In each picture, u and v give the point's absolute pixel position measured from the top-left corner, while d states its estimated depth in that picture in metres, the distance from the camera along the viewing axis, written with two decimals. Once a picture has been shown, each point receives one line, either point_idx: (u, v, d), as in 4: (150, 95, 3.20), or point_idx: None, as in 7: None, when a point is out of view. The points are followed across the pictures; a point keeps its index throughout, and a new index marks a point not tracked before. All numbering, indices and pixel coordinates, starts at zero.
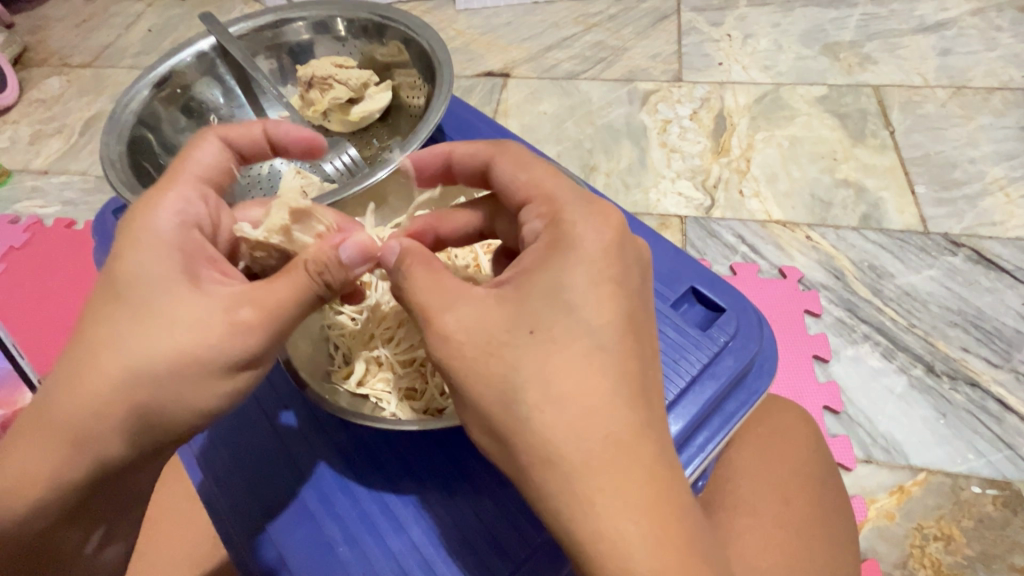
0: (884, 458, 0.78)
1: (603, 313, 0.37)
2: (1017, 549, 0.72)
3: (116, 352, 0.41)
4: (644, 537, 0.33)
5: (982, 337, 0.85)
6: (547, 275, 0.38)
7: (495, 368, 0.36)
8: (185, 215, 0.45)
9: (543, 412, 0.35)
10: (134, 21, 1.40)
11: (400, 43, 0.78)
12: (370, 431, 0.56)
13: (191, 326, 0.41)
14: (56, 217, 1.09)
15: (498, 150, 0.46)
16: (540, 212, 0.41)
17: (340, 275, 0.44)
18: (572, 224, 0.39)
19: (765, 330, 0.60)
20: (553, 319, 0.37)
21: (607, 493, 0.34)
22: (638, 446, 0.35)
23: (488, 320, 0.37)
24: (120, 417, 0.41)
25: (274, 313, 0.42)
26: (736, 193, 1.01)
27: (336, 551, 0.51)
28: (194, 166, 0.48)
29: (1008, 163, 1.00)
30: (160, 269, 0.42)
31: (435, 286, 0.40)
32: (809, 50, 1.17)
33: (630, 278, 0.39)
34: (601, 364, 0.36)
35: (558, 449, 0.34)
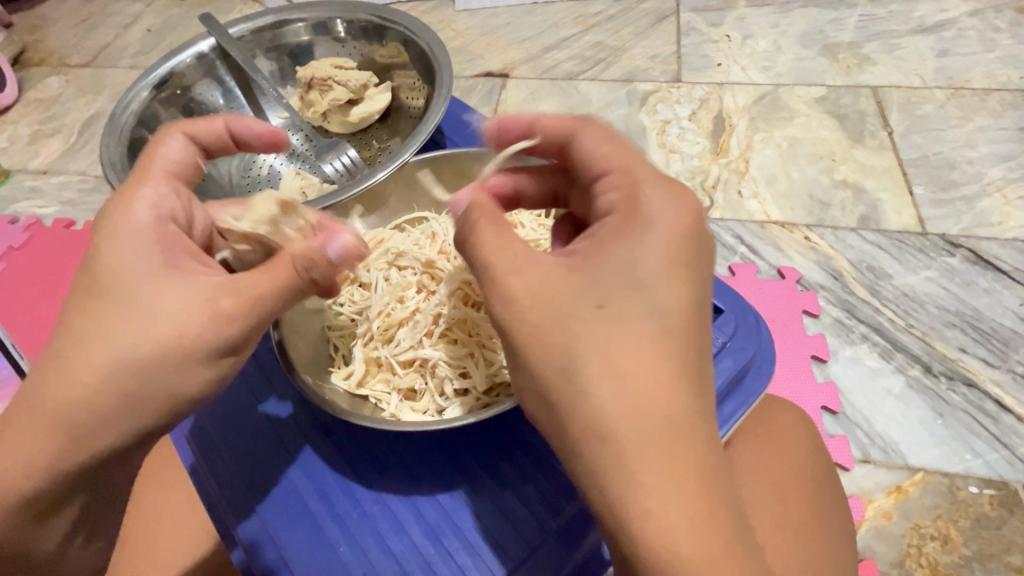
0: (882, 458, 0.78)
1: (673, 295, 0.37)
2: (1013, 548, 0.72)
3: (102, 341, 0.41)
4: (689, 521, 0.34)
5: (980, 338, 0.86)
6: (623, 250, 0.38)
7: (557, 337, 0.36)
8: (158, 208, 0.45)
9: (602, 387, 0.35)
10: (134, 21, 1.40)
11: (400, 44, 0.78)
12: (370, 432, 0.56)
13: (172, 315, 0.41)
14: (55, 217, 1.10)
15: (585, 123, 0.45)
16: (616, 186, 0.42)
17: (329, 273, 0.47)
18: (652, 202, 0.40)
19: (763, 332, 0.61)
20: (624, 296, 0.37)
21: (655, 476, 0.34)
22: (691, 434, 0.35)
23: (556, 288, 0.37)
24: (108, 406, 0.41)
25: (255, 301, 0.42)
26: (735, 194, 1.01)
27: (335, 550, 0.51)
28: (161, 162, 0.48)
29: (1006, 164, 1.00)
30: (140, 260, 0.42)
31: (506, 251, 0.40)
32: (808, 50, 1.18)
33: (699, 263, 0.39)
34: (666, 348, 0.36)
35: (613, 426, 0.34)
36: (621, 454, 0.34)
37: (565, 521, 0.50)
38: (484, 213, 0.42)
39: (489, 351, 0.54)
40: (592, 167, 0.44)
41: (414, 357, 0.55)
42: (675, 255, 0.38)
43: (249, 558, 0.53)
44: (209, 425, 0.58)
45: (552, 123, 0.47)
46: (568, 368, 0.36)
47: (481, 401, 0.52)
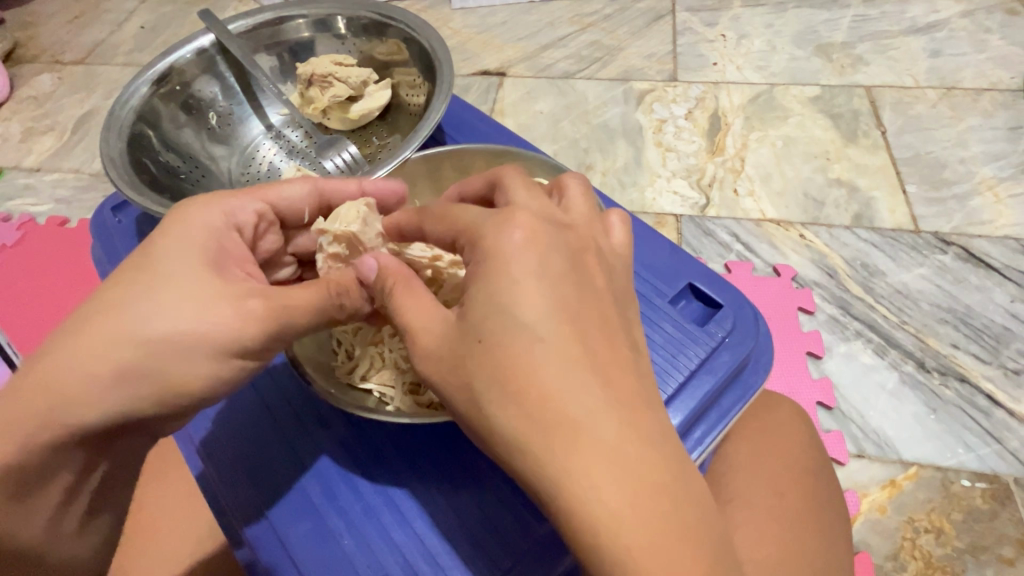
0: (876, 453, 0.79)
1: (534, 307, 0.36)
2: (1005, 540, 0.73)
3: (131, 312, 0.42)
4: (619, 513, 0.33)
5: (971, 333, 0.87)
6: (478, 282, 0.38)
7: (457, 378, 0.38)
8: (236, 219, 0.48)
9: (504, 410, 0.35)
10: (127, 18, 1.39)
11: (400, 41, 0.78)
12: (372, 427, 0.56)
13: (199, 303, 0.43)
14: (50, 215, 1.09)
15: (422, 214, 0.46)
16: (466, 244, 0.41)
17: (358, 302, 0.47)
18: (489, 237, 0.39)
19: (761, 326, 0.62)
20: (494, 323, 0.37)
21: (582, 474, 0.33)
22: (596, 423, 0.34)
23: (449, 337, 0.39)
24: (116, 375, 0.42)
25: (283, 309, 0.43)
26: (730, 192, 1.02)
27: (338, 543, 0.52)
28: (277, 196, 0.51)
29: (997, 163, 1.02)
30: (186, 249, 0.45)
31: (415, 308, 0.41)
32: (802, 51, 1.19)
33: (552, 265, 0.38)
34: (545, 355, 0.35)
35: (530, 442, 0.35)
36: (540, 463, 0.34)
37: None
38: (397, 285, 0.42)
39: None
40: (443, 242, 0.44)
41: None
42: (530, 266, 0.38)
43: (251, 551, 0.53)
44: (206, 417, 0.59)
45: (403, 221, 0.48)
46: (477, 400, 0.37)
47: None
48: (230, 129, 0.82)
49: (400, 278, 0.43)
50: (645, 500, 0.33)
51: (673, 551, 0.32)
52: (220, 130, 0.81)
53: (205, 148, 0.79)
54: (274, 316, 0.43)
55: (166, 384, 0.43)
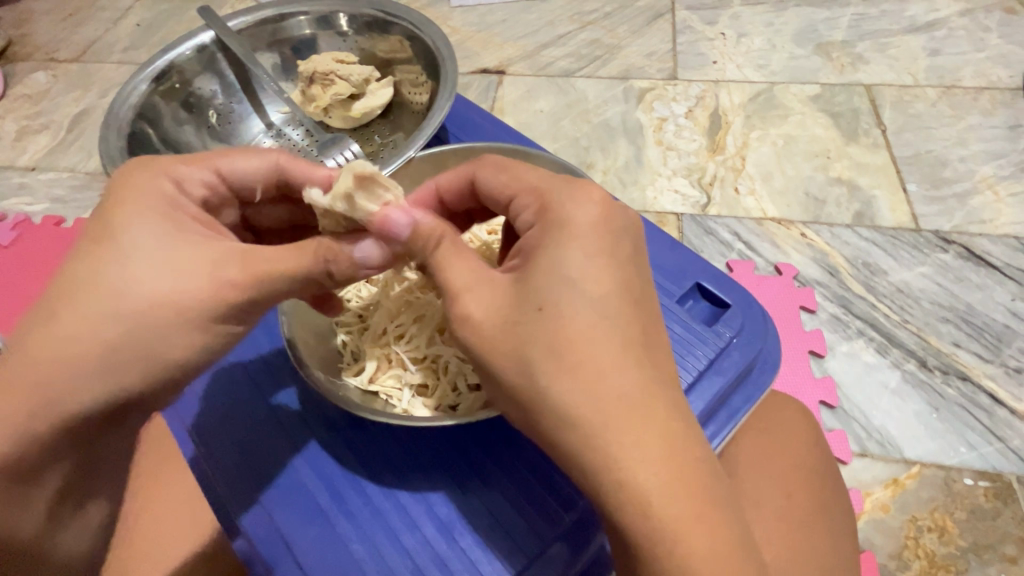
0: (879, 452, 0.79)
1: (602, 284, 0.37)
2: (1008, 539, 0.73)
3: (106, 294, 0.42)
4: (663, 487, 0.34)
5: (973, 332, 0.87)
6: (546, 249, 0.38)
7: (509, 346, 0.37)
8: (185, 187, 0.46)
9: (560, 381, 0.35)
10: (122, 16, 1.38)
11: (403, 39, 0.77)
12: (380, 429, 0.56)
13: (172, 275, 0.42)
14: (45, 215, 1.08)
15: (477, 163, 0.46)
16: (528, 204, 0.42)
17: (348, 270, 0.43)
18: (561, 205, 0.40)
19: (770, 327, 0.61)
20: (559, 294, 0.37)
21: (632, 447, 0.35)
22: (650, 401, 0.35)
23: (502, 301, 0.38)
24: (106, 359, 0.42)
25: (258, 274, 0.42)
26: (732, 190, 1.02)
27: (347, 547, 0.51)
28: (227, 166, 0.49)
29: (997, 162, 1.02)
30: (150, 222, 0.43)
31: (463, 269, 0.40)
32: (802, 49, 1.19)
33: (620, 247, 0.39)
34: (608, 331, 0.36)
35: (581, 412, 0.35)
36: (592, 435, 0.35)
37: (578, 515, 0.51)
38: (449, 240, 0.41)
39: None
40: (498, 198, 0.44)
41: (426, 353, 0.55)
42: (594, 243, 0.38)
43: (255, 551, 0.52)
44: (211, 419, 0.58)
45: (449, 180, 0.48)
46: (527, 369, 0.36)
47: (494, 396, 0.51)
48: (230, 127, 0.81)
49: (449, 236, 0.41)
50: (687, 475, 0.35)
51: (707, 522, 0.35)
52: (220, 129, 0.80)
53: (205, 147, 0.78)
54: (254, 282, 0.42)
55: (154, 362, 0.43)
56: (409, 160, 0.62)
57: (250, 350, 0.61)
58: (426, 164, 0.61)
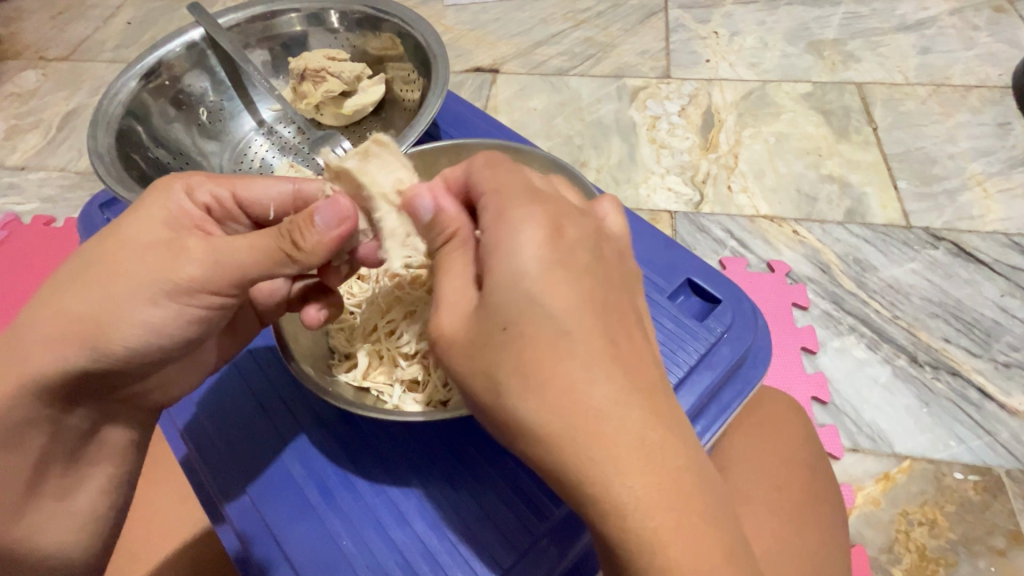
0: (869, 447, 0.80)
1: (562, 298, 0.36)
2: (996, 532, 0.74)
3: (84, 271, 0.45)
4: (644, 498, 0.34)
5: (962, 328, 0.88)
6: (502, 266, 0.37)
7: (479, 366, 0.37)
8: (192, 194, 0.48)
9: (527, 400, 0.35)
10: (113, 14, 1.37)
11: (395, 36, 0.78)
12: (372, 426, 0.56)
13: (145, 252, 0.44)
14: (35, 214, 1.07)
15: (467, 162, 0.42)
16: (489, 209, 0.39)
17: (314, 237, 0.41)
18: (515, 216, 0.38)
19: (760, 321, 0.62)
20: (519, 310, 0.36)
21: (608, 464, 0.33)
22: (622, 415, 0.34)
23: (471, 322, 0.38)
24: (71, 332, 0.45)
25: (223, 250, 0.43)
26: (725, 188, 1.03)
27: (337, 544, 0.51)
28: (244, 188, 0.49)
29: (986, 159, 1.03)
30: (137, 214, 0.46)
31: (455, 282, 0.40)
32: (794, 47, 1.19)
33: (576, 259, 0.37)
34: (570, 346, 0.35)
35: (551, 430, 0.34)
36: (566, 453, 0.34)
37: (566, 511, 0.51)
38: (456, 253, 0.41)
39: None
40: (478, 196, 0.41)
41: (417, 349, 0.55)
42: (550, 254, 0.37)
43: (245, 547, 0.53)
44: (204, 416, 0.59)
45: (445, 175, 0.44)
46: (498, 389, 0.36)
47: None
48: (220, 125, 0.81)
49: (461, 236, 0.41)
50: (669, 485, 0.34)
51: (690, 531, 0.34)
52: (210, 126, 0.80)
53: (195, 145, 0.78)
54: (217, 254, 0.43)
55: (113, 337, 0.45)
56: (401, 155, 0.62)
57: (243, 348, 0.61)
58: (416, 161, 0.61)
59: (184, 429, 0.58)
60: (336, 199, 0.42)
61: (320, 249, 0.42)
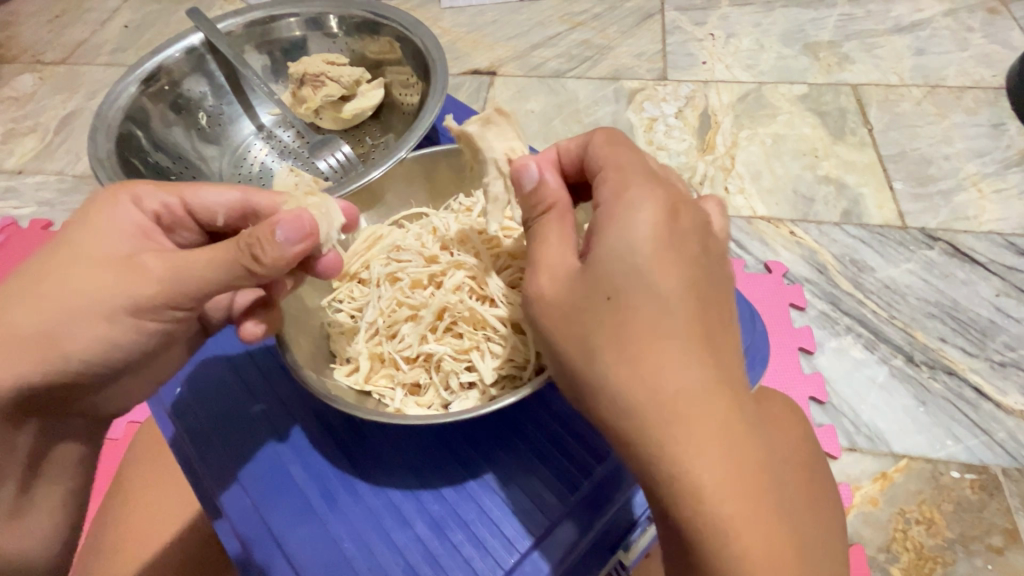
0: (868, 446, 0.80)
1: (668, 280, 0.37)
2: (993, 530, 0.75)
3: (38, 288, 0.44)
4: (714, 484, 0.34)
5: (958, 327, 0.89)
6: (609, 243, 0.38)
7: (572, 330, 0.39)
8: (141, 203, 0.49)
9: (619, 367, 0.36)
10: (110, 17, 1.37)
11: (393, 40, 0.78)
12: (372, 430, 0.56)
13: (99, 269, 0.45)
14: (32, 218, 1.07)
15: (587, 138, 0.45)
16: (604, 190, 0.41)
17: (275, 255, 0.42)
18: (628, 198, 0.39)
19: (757, 323, 0.63)
20: (623, 284, 0.37)
21: (685, 442, 0.34)
22: (707, 398, 0.35)
23: (570, 289, 0.40)
24: (23, 347, 0.44)
25: (178, 270, 0.44)
26: (722, 190, 1.03)
27: (338, 546, 0.51)
28: (194, 198, 0.50)
29: (981, 160, 1.03)
30: (90, 227, 0.46)
31: (558, 252, 0.42)
32: (789, 49, 1.20)
33: (686, 245, 0.38)
34: (670, 324, 0.36)
35: (637, 398, 0.36)
36: (646, 423, 0.35)
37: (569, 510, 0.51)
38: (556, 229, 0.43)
39: (491, 343, 0.54)
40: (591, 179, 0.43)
41: (418, 352, 0.55)
42: (661, 238, 0.38)
43: (246, 550, 0.53)
44: (203, 419, 0.59)
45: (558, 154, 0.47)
46: (590, 352, 0.38)
47: (487, 394, 0.53)
48: (220, 129, 0.81)
49: (558, 209, 0.44)
50: (739, 478, 0.34)
51: (756, 526, 0.34)
52: (209, 130, 0.81)
53: (195, 149, 0.78)
54: (171, 274, 0.44)
55: (71, 351, 0.45)
56: (400, 159, 0.63)
57: (241, 350, 0.62)
58: (414, 164, 0.63)
59: (182, 433, 0.58)
60: (301, 215, 0.43)
61: (279, 264, 0.43)
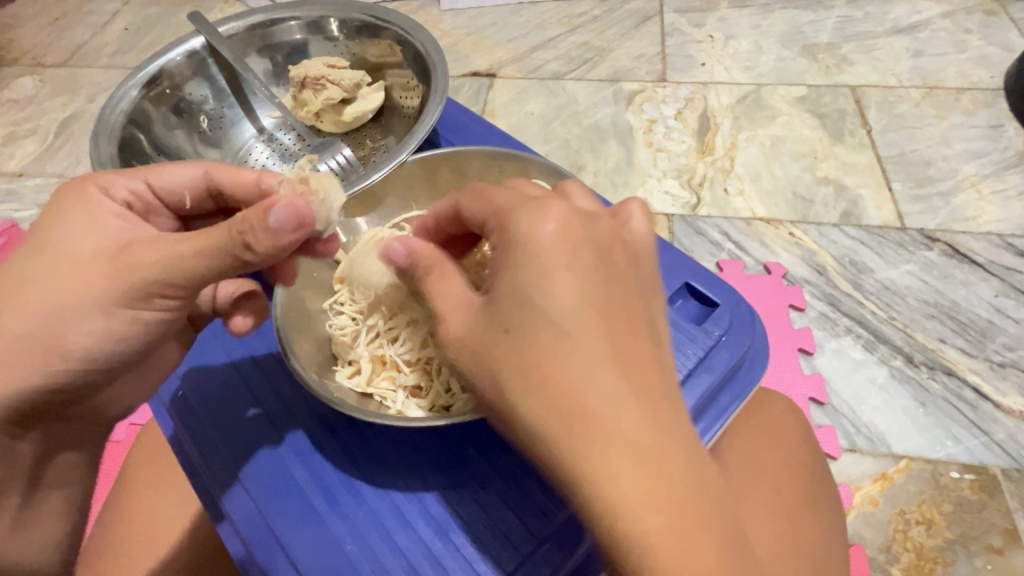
0: (867, 447, 0.80)
1: (567, 302, 0.36)
2: (993, 530, 0.75)
3: (29, 289, 0.44)
4: (639, 507, 0.33)
5: (958, 328, 0.89)
6: (508, 273, 0.37)
7: (479, 364, 0.37)
8: (110, 192, 0.48)
9: (527, 400, 0.35)
10: (110, 20, 1.37)
11: (394, 43, 0.78)
12: (375, 431, 0.56)
13: (86, 264, 0.44)
14: (33, 221, 1.07)
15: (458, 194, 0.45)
16: (496, 225, 0.41)
17: (267, 241, 0.41)
18: (519, 223, 0.38)
19: (757, 325, 0.63)
20: (521, 314, 0.36)
21: (602, 468, 0.33)
22: (620, 419, 0.34)
23: (474, 324, 0.38)
24: (27, 352, 0.44)
25: (162, 257, 0.42)
26: (721, 191, 1.03)
27: (342, 548, 0.52)
28: (160, 179, 0.50)
29: (979, 161, 1.04)
30: (70, 223, 0.46)
31: (449, 294, 0.41)
32: (788, 51, 1.20)
33: (584, 259, 0.37)
34: (574, 345, 0.35)
35: (549, 431, 0.34)
36: (564, 453, 0.34)
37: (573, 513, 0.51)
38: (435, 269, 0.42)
39: None
40: (474, 220, 0.43)
41: (419, 355, 0.55)
42: (556, 257, 0.37)
43: (250, 553, 0.53)
44: (206, 420, 0.59)
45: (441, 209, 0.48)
46: (499, 387, 0.37)
47: None
48: (221, 132, 0.81)
49: (438, 265, 0.42)
50: (666, 493, 0.33)
51: (687, 544, 0.33)
52: (211, 134, 0.81)
53: (197, 152, 0.79)
54: (157, 262, 0.42)
55: (74, 347, 0.45)
56: (401, 162, 0.61)
57: (245, 354, 0.61)
58: (418, 167, 0.62)
59: (187, 436, 0.59)
60: (293, 202, 0.41)
61: (272, 253, 0.41)
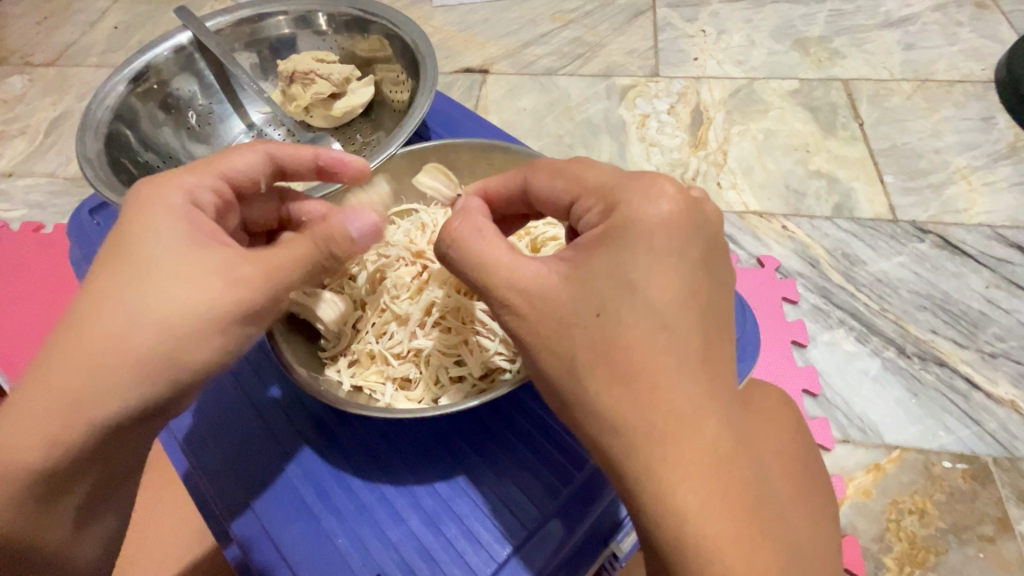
0: (860, 438, 0.81)
1: (666, 292, 0.37)
2: (985, 519, 0.75)
3: (122, 303, 0.40)
4: (704, 505, 0.34)
5: (949, 319, 0.89)
6: (610, 256, 0.39)
7: (560, 348, 0.39)
8: (195, 197, 0.46)
9: (611, 390, 0.36)
10: (99, 19, 1.37)
11: (382, 38, 0.78)
12: (367, 425, 0.57)
13: (188, 281, 0.41)
14: (23, 221, 1.06)
15: (529, 168, 0.47)
16: (594, 206, 0.42)
17: (348, 246, 0.49)
18: (630, 202, 0.40)
19: (748, 315, 0.63)
20: (618, 299, 0.38)
21: (672, 465, 0.34)
22: (699, 419, 0.35)
23: (556, 302, 0.39)
24: (124, 377, 0.40)
25: (279, 267, 0.44)
26: (714, 185, 1.04)
27: (333, 543, 0.52)
28: (228, 169, 0.49)
29: (970, 153, 1.04)
30: (155, 227, 0.42)
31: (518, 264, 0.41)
32: (780, 45, 1.21)
33: (692, 251, 0.39)
34: (667, 342, 0.36)
35: (623, 420, 0.36)
36: (638, 448, 0.35)
37: (561, 505, 0.51)
38: (466, 223, 0.43)
39: (481, 338, 0.55)
40: (558, 203, 0.45)
41: (409, 349, 0.56)
42: (669, 246, 0.38)
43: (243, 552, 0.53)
44: (197, 422, 0.59)
45: (498, 183, 0.49)
46: (575, 373, 0.38)
47: (477, 387, 0.54)
48: (209, 128, 0.81)
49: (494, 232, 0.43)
50: (734, 495, 0.34)
51: (747, 546, 0.34)
52: (199, 130, 0.81)
53: (185, 148, 0.78)
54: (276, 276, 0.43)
55: (181, 370, 0.41)
56: (391, 155, 0.62)
57: None
58: (406, 160, 0.62)
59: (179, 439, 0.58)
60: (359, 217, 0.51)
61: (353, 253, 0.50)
